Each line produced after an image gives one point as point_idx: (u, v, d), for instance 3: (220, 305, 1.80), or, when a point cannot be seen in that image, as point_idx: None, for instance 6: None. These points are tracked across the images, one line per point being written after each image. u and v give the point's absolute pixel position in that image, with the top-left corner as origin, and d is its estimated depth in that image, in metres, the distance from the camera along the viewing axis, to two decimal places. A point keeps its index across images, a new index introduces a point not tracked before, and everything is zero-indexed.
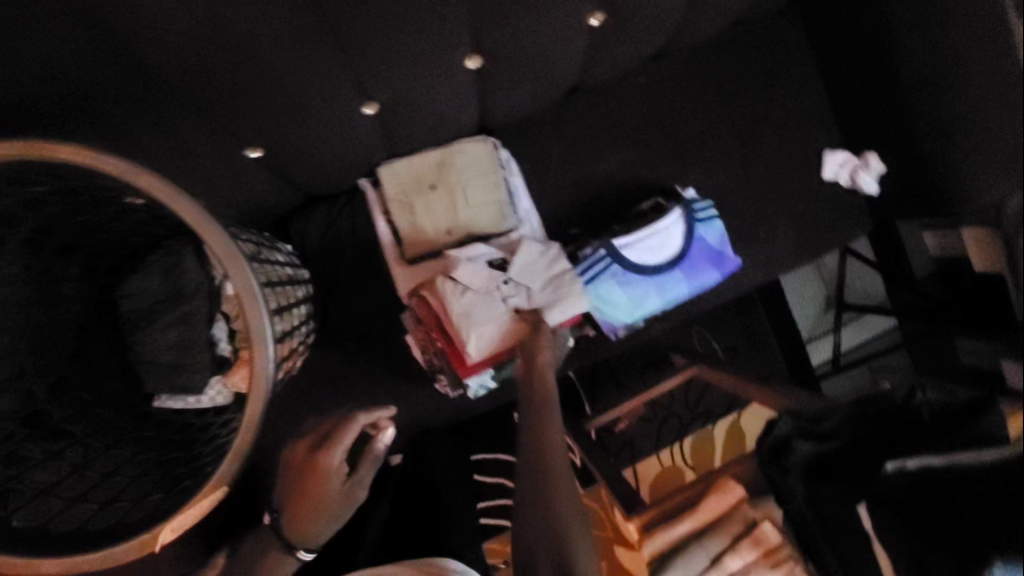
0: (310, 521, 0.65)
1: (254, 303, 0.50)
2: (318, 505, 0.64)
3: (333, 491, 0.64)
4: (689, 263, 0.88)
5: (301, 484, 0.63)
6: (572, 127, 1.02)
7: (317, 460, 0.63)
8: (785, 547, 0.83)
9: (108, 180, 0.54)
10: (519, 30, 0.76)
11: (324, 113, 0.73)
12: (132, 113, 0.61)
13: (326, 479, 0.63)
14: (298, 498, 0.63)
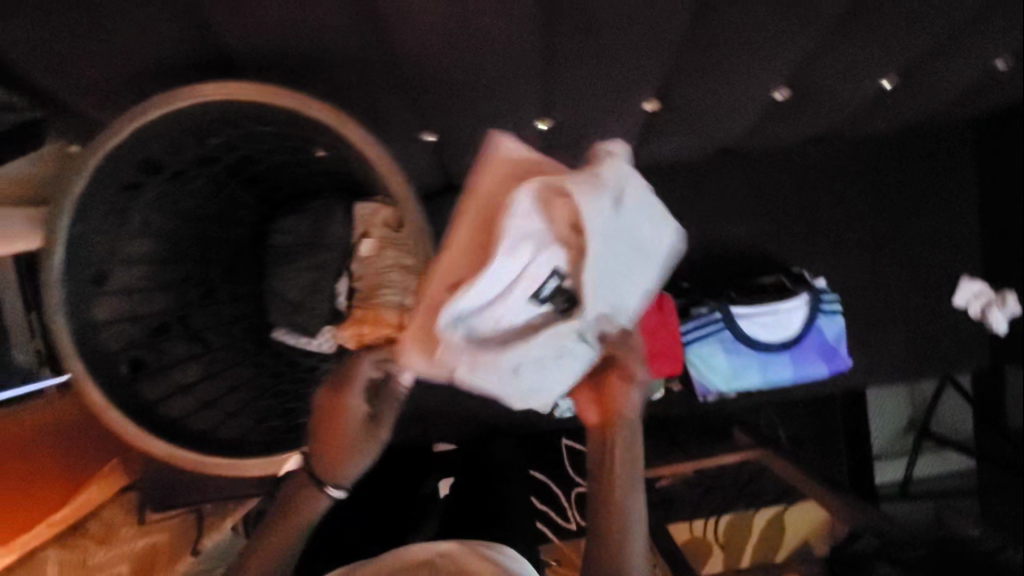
0: (339, 463, 0.65)
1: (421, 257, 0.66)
2: (344, 445, 0.64)
3: (355, 433, 0.64)
4: (799, 351, 0.87)
5: (324, 428, 0.63)
6: (713, 185, 1.02)
7: (346, 403, 0.63)
8: None
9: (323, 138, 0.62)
10: (706, 89, 0.78)
11: (505, 121, 0.77)
12: (351, 78, 0.66)
13: (347, 415, 0.63)
14: (328, 434, 0.63)
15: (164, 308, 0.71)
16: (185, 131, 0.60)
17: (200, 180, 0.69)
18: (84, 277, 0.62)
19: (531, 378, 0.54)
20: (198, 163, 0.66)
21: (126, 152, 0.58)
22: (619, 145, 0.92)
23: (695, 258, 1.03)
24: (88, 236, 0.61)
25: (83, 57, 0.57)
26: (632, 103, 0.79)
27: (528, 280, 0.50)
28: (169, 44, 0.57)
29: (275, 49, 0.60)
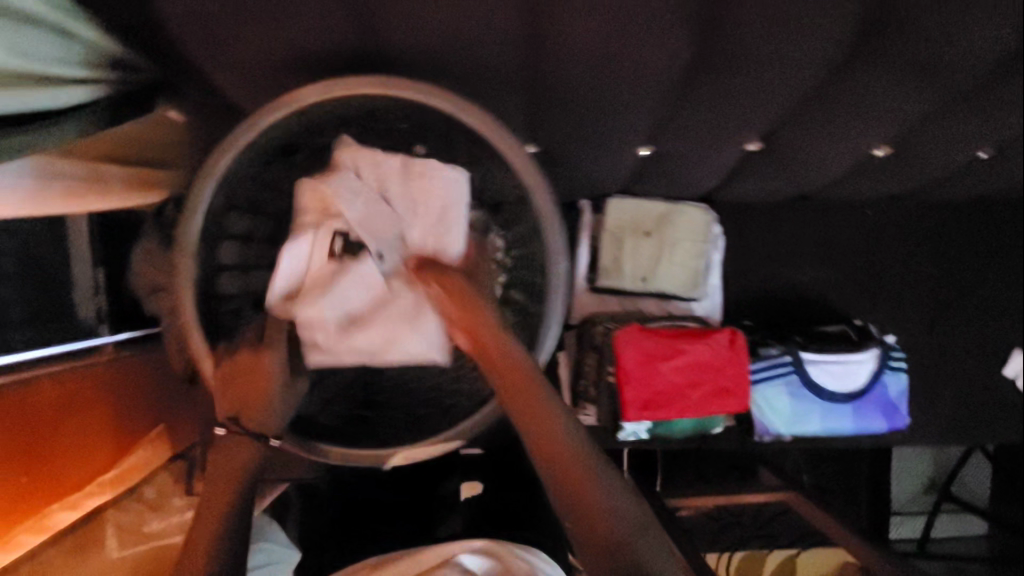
0: (259, 410, 0.61)
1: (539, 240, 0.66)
2: (259, 393, 0.60)
3: (271, 382, 0.60)
4: (862, 403, 0.88)
5: (239, 380, 0.60)
6: (785, 229, 1.03)
7: (249, 367, 0.59)
8: None
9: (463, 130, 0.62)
10: (809, 139, 0.79)
11: (610, 142, 0.78)
12: (479, 86, 0.66)
13: (252, 374, 0.59)
14: (243, 389, 0.60)
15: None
16: (327, 118, 0.63)
17: None
18: (211, 248, 0.62)
19: (381, 331, 0.62)
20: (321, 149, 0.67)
21: (270, 133, 0.60)
22: (706, 180, 0.93)
23: (758, 297, 1.03)
24: (219, 213, 0.62)
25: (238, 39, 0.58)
26: (734, 142, 0.80)
27: (312, 254, 0.60)
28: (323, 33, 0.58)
29: (421, 49, 0.60)
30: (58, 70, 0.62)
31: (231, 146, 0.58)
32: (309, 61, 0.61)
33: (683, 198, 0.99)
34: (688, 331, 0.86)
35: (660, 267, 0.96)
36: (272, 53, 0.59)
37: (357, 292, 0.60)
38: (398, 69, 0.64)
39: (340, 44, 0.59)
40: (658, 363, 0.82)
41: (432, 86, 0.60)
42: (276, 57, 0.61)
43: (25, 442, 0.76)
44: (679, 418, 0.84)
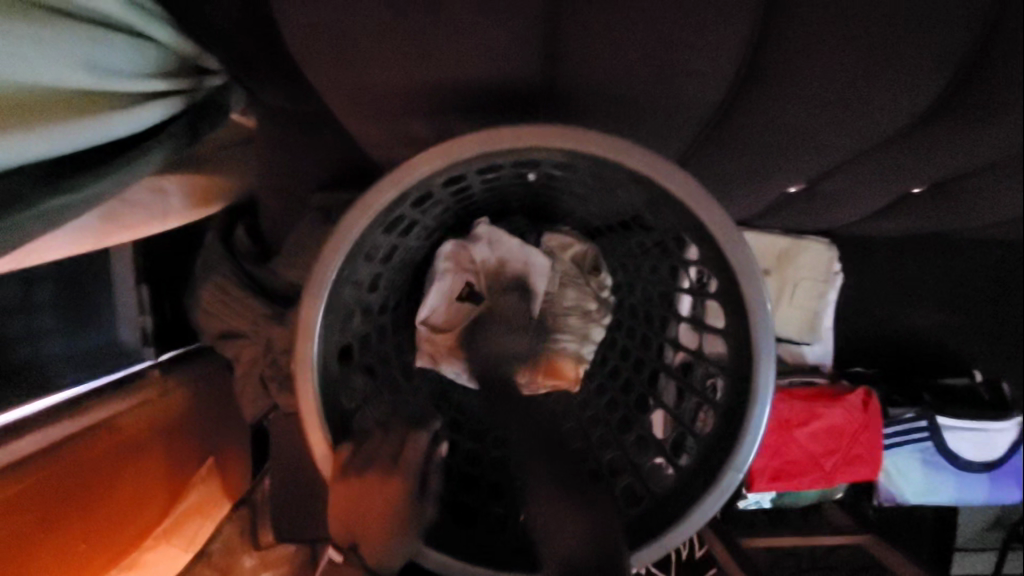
0: (373, 533, 0.50)
1: (755, 315, 0.49)
2: (373, 510, 0.50)
3: (388, 498, 0.50)
4: (996, 473, 0.81)
5: (354, 493, 0.50)
6: (908, 265, 0.93)
7: (369, 489, 0.50)
8: None
9: (636, 174, 0.50)
10: (988, 194, 0.69)
11: (760, 179, 0.68)
12: (636, 113, 0.56)
13: (377, 493, 0.49)
14: (356, 503, 0.50)
15: (356, 341, 0.61)
16: (477, 168, 0.52)
17: (435, 208, 0.61)
18: (333, 314, 0.52)
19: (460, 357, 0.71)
20: (449, 191, 0.57)
21: (414, 188, 0.49)
22: (842, 217, 0.82)
23: (869, 340, 0.95)
24: (345, 267, 0.52)
25: (397, 41, 0.49)
26: (902, 186, 0.70)
27: (445, 287, 0.72)
28: (504, 41, 0.48)
29: (606, 69, 0.51)
30: (132, 86, 0.51)
31: (369, 208, 0.48)
32: (465, 78, 0.52)
33: (808, 232, 0.88)
34: (819, 391, 0.79)
35: (776, 306, 0.87)
36: (427, 69, 0.51)
37: (456, 318, 0.72)
38: (565, 92, 0.53)
39: (512, 57, 0.50)
40: (791, 429, 0.76)
41: (609, 137, 0.48)
42: (432, 69, 0.51)
43: (74, 509, 0.66)
44: (807, 489, 0.78)
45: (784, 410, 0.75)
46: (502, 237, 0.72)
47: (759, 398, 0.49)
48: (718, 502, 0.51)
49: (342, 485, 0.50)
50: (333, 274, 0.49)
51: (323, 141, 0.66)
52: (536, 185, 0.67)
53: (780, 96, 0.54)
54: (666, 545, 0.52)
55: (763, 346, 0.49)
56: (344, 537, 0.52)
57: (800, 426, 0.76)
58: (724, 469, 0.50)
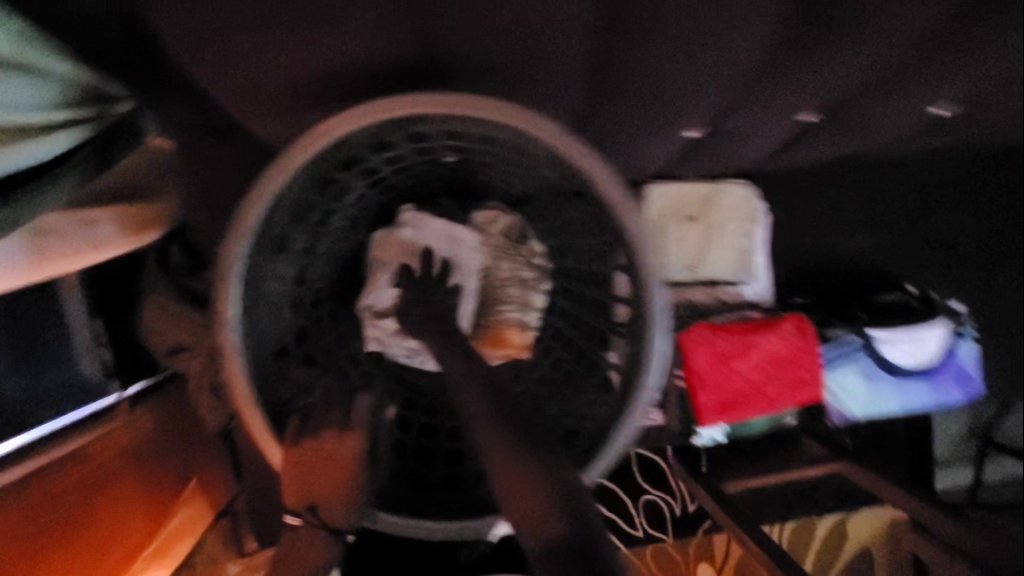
0: (327, 494, 0.53)
1: (641, 247, 0.58)
2: (330, 472, 0.53)
3: (343, 462, 0.53)
4: (936, 377, 0.84)
5: (311, 458, 0.53)
6: (830, 193, 0.97)
7: (329, 451, 0.54)
8: None
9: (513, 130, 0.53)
10: (880, 106, 0.73)
11: (661, 126, 0.72)
12: (522, 77, 0.60)
13: (332, 455, 0.53)
14: (313, 466, 0.53)
15: (294, 330, 0.64)
16: (367, 144, 0.56)
17: (352, 197, 0.64)
18: (252, 303, 0.56)
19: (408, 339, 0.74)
20: (355, 176, 0.61)
21: (306, 170, 0.53)
22: (755, 154, 0.85)
23: (808, 272, 0.98)
24: (258, 258, 0.55)
25: (269, 41, 0.52)
26: (794, 112, 0.74)
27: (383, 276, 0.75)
28: (372, 25, 0.51)
29: (478, 39, 0.54)
30: (32, 120, 0.55)
31: (262, 195, 0.52)
32: (345, 63, 0.55)
33: (724, 175, 0.92)
34: (757, 322, 0.81)
35: (706, 250, 0.91)
36: (305, 61, 0.54)
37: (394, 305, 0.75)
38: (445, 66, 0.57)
39: (385, 41, 0.53)
40: (731, 362, 0.78)
41: (481, 98, 0.53)
42: (313, 62, 0.54)
43: (57, 541, 0.68)
44: (756, 417, 0.81)
45: (721, 344, 0.78)
46: (427, 221, 0.77)
47: (654, 316, 0.59)
48: (640, 413, 0.61)
49: (300, 450, 0.54)
50: (246, 260, 0.53)
51: (239, 148, 0.69)
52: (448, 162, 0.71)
53: (651, 43, 0.57)
54: (613, 456, 0.62)
55: (649, 270, 0.59)
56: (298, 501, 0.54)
57: (739, 358, 0.79)
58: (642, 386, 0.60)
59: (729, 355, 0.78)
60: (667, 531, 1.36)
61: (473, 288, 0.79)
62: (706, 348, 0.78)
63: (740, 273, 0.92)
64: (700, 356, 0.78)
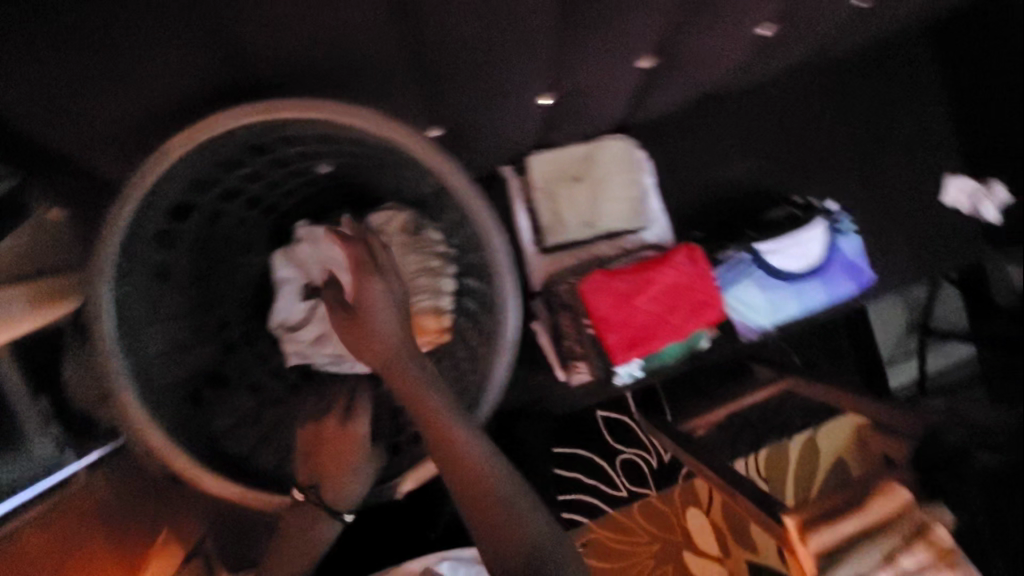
0: (333, 473, 0.65)
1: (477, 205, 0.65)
2: (339, 456, 0.66)
3: (353, 445, 0.66)
4: (826, 274, 0.90)
5: (324, 442, 0.66)
6: (702, 131, 1.05)
7: (338, 433, 0.67)
8: (961, 553, 0.64)
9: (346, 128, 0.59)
10: (702, 37, 0.80)
11: (508, 99, 0.77)
12: (358, 80, 0.66)
13: (343, 440, 0.66)
14: (324, 450, 0.66)
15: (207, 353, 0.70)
16: (219, 165, 0.61)
17: (229, 218, 0.70)
18: (130, 337, 0.59)
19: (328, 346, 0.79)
20: (225, 202, 0.67)
21: (157, 200, 0.56)
22: (616, 109, 0.92)
23: (700, 207, 1.06)
24: (145, 292, 0.61)
25: (88, 89, 0.55)
26: (632, 59, 0.79)
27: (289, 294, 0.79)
28: (180, 50, 0.55)
29: (294, 45, 0.58)
30: None
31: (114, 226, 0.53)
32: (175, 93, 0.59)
33: (603, 133, 0.98)
34: (651, 260, 0.86)
35: (598, 205, 0.96)
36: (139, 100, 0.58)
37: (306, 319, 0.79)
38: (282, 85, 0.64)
39: (203, 62, 0.57)
40: (632, 301, 0.83)
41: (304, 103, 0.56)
42: (146, 98, 0.59)
43: None
44: (665, 345, 0.85)
45: (621, 287, 0.82)
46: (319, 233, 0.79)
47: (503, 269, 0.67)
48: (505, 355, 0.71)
49: (314, 435, 0.68)
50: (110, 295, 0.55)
51: None
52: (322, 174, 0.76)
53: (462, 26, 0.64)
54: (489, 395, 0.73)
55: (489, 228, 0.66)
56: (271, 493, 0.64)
57: (640, 296, 0.83)
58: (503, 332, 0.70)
59: (631, 295, 0.82)
60: (649, 484, 1.41)
61: None
62: (608, 293, 0.82)
63: (634, 219, 0.98)
64: (603, 303, 0.82)
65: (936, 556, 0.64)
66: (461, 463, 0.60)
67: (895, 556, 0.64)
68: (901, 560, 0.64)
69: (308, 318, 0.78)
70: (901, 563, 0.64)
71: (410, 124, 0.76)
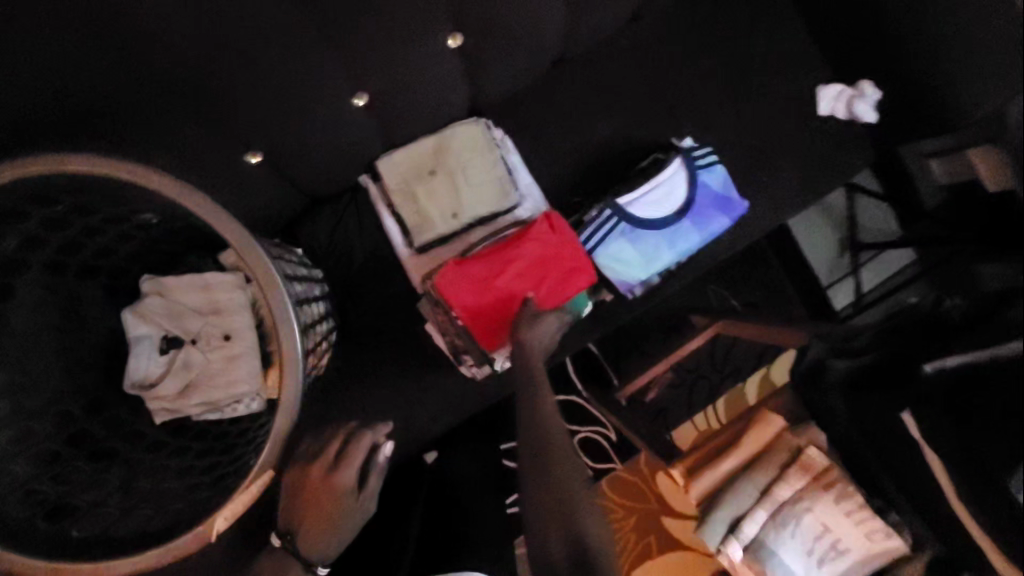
0: (317, 529, 0.65)
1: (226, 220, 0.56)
2: (324, 511, 0.65)
3: (345, 507, 0.66)
4: (696, 212, 0.90)
5: (309, 498, 0.65)
6: (560, 97, 1.04)
7: (325, 483, 0.66)
8: (835, 469, 0.81)
9: (124, 184, 0.56)
10: (503, 3, 0.79)
11: (320, 106, 0.76)
12: (136, 122, 0.64)
13: (325, 494, 0.65)
14: (309, 506, 0.65)
15: (58, 424, 0.68)
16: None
17: (26, 290, 0.64)
18: None
19: (199, 396, 0.76)
20: (8, 275, 0.62)
21: None
22: (454, 93, 0.91)
23: (577, 174, 1.05)
24: None
25: None
26: (438, 40, 0.79)
27: (146, 348, 0.76)
28: None
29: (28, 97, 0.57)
30: None
31: None
32: None
33: (451, 122, 0.96)
34: (512, 237, 0.84)
35: (460, 194, 0.93)
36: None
37: (169, 372, 0.76)
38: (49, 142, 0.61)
39: None
40: (494, 282, 0.81)
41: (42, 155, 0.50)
42: None
43: None
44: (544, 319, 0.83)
45: (479, 273, 0.82)
46: (166, 282, 0.77)
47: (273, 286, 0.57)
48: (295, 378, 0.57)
49: (298, 483, 0.67)
50: None
51: None
52: (149, 233, 0.73)
53: (230, 48, 0.63)
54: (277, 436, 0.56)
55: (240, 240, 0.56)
56: (181, 550, 0.54)
57: (504, 275, 0.82)
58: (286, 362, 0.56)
59: (494, 278, 0.81)
60: (613, 459, 1.39)
61: (246, 324, 0.78)
62: (467, 282, 0.81)
63: (502, 200, 0.94)
64: (465, 291, 0.81)
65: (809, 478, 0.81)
66: (556, 467, 0.67)
67: (771, 489, 0.82)
68: (777, 491, 0.82)
69: (168, 371, 0.75)
70: (777, 493, 0.82)
71: (227, 156, 0.75)
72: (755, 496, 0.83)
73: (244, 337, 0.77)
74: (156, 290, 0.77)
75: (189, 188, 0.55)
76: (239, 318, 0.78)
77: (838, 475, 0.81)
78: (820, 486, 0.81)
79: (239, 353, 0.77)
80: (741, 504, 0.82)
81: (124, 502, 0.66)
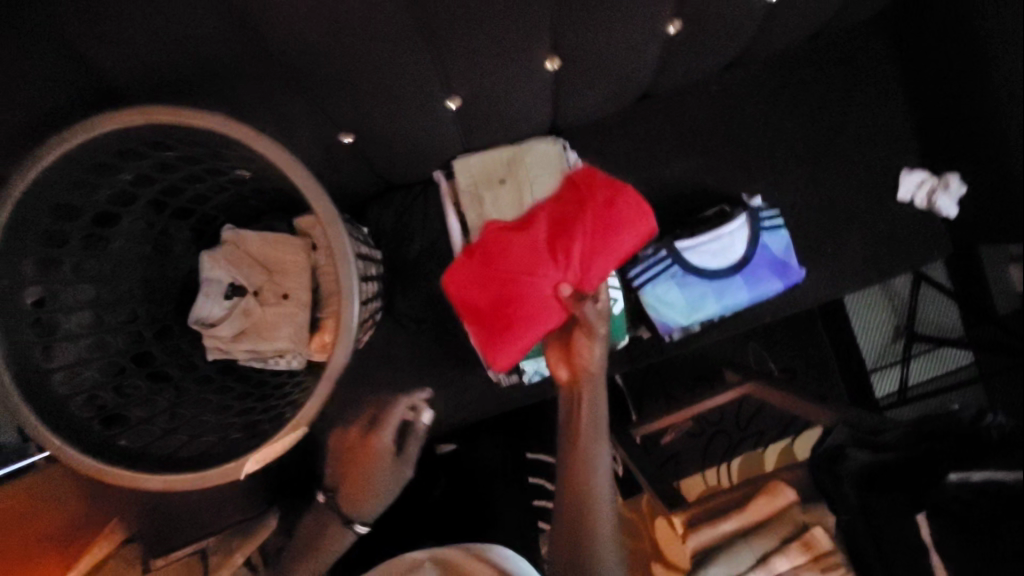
0: (357, 491, 0.74)
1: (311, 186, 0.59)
2: (366, 474, 0.73)
3: (380, 468, 0.73)
4: (750, 270, 0.90)
5: (354, 457, 0.74)
6: (639, 131, 1.06)
7: (363, 441, 0.74)
8: (836, 554, 0.84)
9: (232, 145, 0.62)
10: (605, 37, 0.82)
11: (414, 102, 0.81)
12: (253, 89, 0.71)
13: (366, 455, 0.73)
14: (352, 468, 0.74)
15: (129, 342, 0.75)
16: (94, 169, 0.63)
17: (130, 220, 0.72)
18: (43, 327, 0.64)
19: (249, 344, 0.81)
20: (118, 204, 0.69)
21: (38, 200, 0.59)
22: (540, 111, 0.94)
23: None
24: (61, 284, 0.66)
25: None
26: (536, 60, 0.82)
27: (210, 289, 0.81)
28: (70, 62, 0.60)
29: (167, 50, 0.64)
30: None
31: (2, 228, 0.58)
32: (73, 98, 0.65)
33: (531, 137, 1.00)
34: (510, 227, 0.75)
35: (524, 205, 0.97)
36: (29, 100, 0.63)
37: (226, 316, 0.81)
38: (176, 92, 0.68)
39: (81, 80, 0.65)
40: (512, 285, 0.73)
41: (170, 107, 0.56)
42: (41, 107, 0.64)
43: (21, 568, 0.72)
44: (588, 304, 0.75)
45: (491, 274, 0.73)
46: (243, 235, 0.83)
47: (342, 260, 0.60)
48: (346, 349, 0.60)
49: (347, 444, 0.76)
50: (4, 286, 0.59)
51: None
52: (240, 188, 0.79)
53: (348, 40, 0.69)
54: (318, 397, 0.60)
55: (316, 206, 0.60)
56: (211, 480, 0.59)
57: (517, 270, 0.73)
58: (340, 332, 0.60)
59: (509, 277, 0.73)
60: None
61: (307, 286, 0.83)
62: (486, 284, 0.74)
63: None
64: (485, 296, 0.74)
65: (809, 556, 0.84)
66: (578, 484, 0.68)
67: (768, 558, 0.85)
68: (774, 560, 0.84)
69: (227, 315, 0.81)
70: (774, 563, 0.84)
71: (321, 132, 0.81)
72: (751, 560, 0.85)
73: (302, 300, 0.83)
74: (234, 241, 0.83)
75: (286, 150, 0.59)
76: (301, 280, 0.84)
77: (837, 560, 0.84)
78: (817, 567, 0.84)
79: (296, 313, 0.82)
80: (735, 565, 0.85)
81: (168, 425, 0.72)
